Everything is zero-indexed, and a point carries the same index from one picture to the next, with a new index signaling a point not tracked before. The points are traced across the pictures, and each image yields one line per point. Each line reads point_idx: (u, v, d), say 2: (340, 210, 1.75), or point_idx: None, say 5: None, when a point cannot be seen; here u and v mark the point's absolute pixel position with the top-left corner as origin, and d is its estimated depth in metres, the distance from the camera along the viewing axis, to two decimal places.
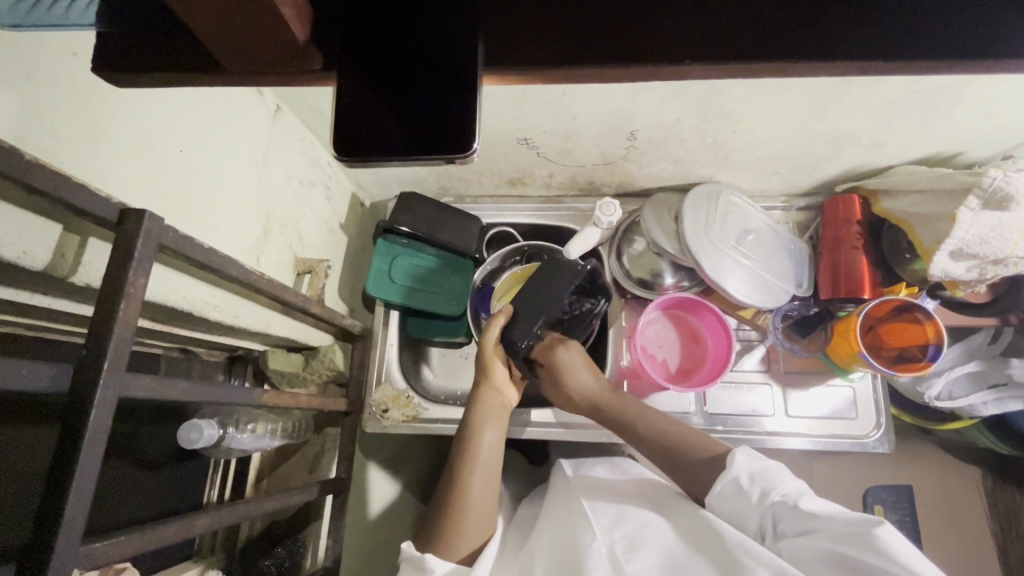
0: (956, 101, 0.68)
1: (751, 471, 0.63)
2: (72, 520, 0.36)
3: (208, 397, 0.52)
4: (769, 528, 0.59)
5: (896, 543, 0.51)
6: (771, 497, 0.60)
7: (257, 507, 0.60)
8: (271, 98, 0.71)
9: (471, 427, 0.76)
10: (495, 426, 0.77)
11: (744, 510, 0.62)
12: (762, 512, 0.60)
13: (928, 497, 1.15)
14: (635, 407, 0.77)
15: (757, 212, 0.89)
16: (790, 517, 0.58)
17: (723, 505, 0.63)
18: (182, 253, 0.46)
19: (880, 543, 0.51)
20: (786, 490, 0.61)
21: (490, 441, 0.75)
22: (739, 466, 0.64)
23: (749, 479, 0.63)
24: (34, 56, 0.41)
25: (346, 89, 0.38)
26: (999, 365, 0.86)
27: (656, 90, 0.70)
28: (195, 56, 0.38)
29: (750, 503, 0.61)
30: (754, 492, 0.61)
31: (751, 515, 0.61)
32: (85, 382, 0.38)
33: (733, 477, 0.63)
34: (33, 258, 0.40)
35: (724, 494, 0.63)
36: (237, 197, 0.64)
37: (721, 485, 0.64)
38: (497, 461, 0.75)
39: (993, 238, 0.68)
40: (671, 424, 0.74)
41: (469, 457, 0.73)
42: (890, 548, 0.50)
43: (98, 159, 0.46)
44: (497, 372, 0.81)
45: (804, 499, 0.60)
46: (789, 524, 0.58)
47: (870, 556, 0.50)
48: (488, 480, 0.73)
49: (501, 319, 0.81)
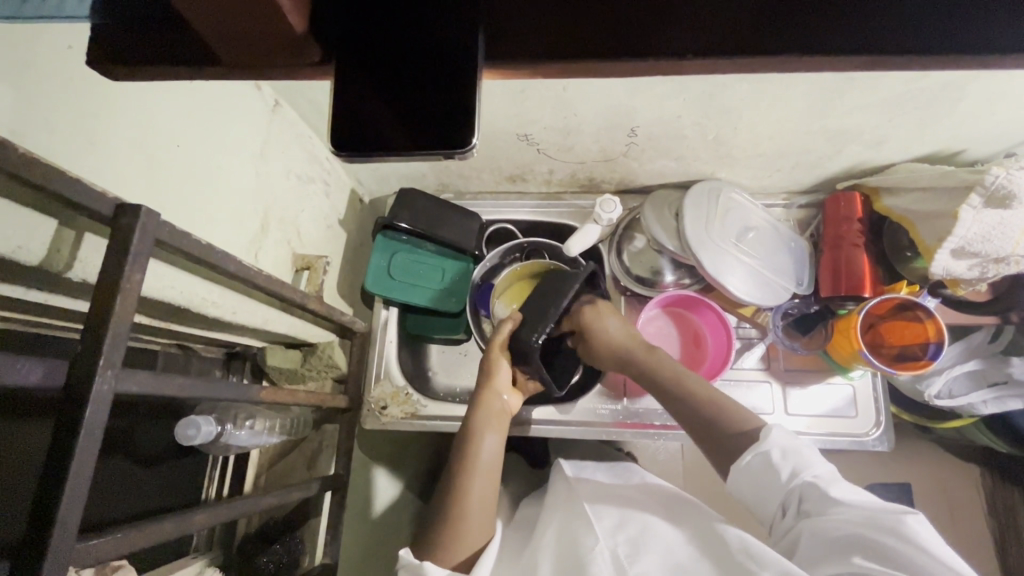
0: (960, 98, 0.68)
1: (784, 447, 0.63)
2: (67, 517, 0.36)
3: (207, 393, 0.51)
4: (793, 506, 0.60)
5: (925, 533, 0.51)
6: (801, 476, 0.60)
7: (255, 503, 0.60)
8: (269, 93, 0.70)
9: (471, 431, 0.75)
10: (496, 431, 0.77)
11: (769, 485, 0.62)
12: (789, 488, 0.60)
13: (927, 495, 1.16)
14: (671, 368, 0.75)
15: (759, 209, 0.89)
16: (816, 495, 0.58)
17: (748, 475, 0.63)
18: (179, 248, 0.46)
19: (909, 533, 0.50)
20: (818, 472, 0.60)
21: (490, 446, 0.75)
22: (772, 441, 0.63)
23: (781, 455, 0.62)
24: (29, 47, 0.40)
25: (344, 83, 0.37)
26: (999, 363, 0.86)
27: (658, 87, 0.69)
28: (190, 49, 0.37)
29: (778, 478, 0.61)
30: (784, 468, 0.61)
31: (776, 491, 0.61)
32: (81, 378, 0.38)
33: (766, 450, 0.63)
34: (29, 252, 0.39)
35: (751, 465, 0.63)
36: (236, 192, 0.64)
37: (751, 456, 0.63)
38: (497, 466, 0.74)
39: (995, 237, 0.67)
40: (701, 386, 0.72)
41: (467, 461, 0.73)
42: (918, 539, 0.50)
43: (95, 153, 0.45)
44: (500, 376, 0.81)
45: (833, 481, 0.59)
46: (814, 503, 0.58)
47: (896, 542, 0.50)
48: (486, 484, 0.72)
49: (508, 325, 0.84)
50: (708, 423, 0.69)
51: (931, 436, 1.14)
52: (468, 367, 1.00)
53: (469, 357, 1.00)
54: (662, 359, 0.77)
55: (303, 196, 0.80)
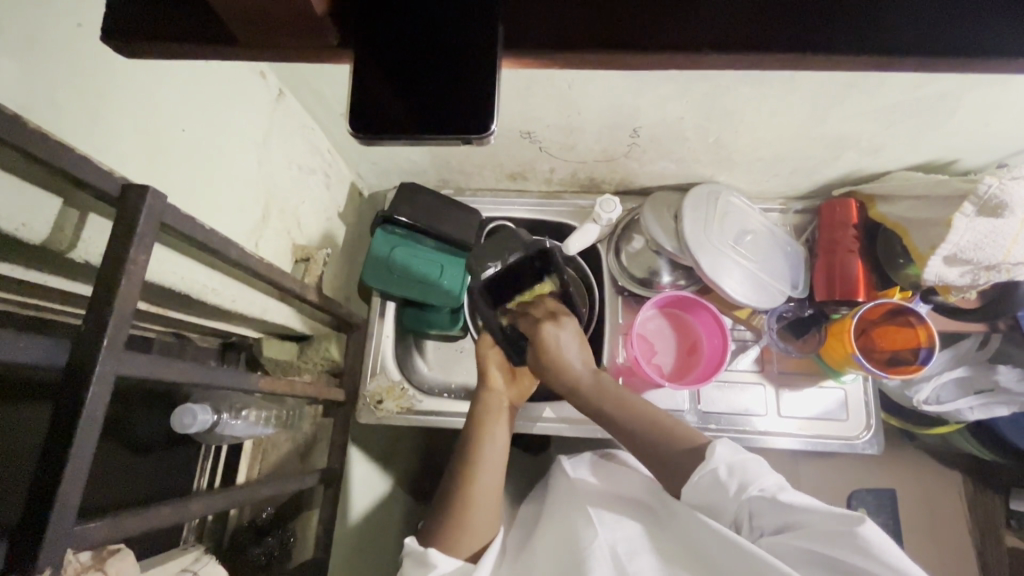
0: (955, 109, 0.69)
1: (730, 462, 0.62)
2: (67, 496, 0.35)
3: (206, 379, 0.51)
4: (746, 522, 0.60)
5: (877, 539, 0.52)
6: (749, 492, 0.60)
7: (250, 493, 0.59)
8: (273, 81, 0.70)
9: (478, 427, 0.77)
10: (503, 423, 0.79)
11: (722, 502, 0.61)
12: (740, 505, 0.60)
13: (913, 501, 1.18)
14: (619, 398, 0.75)
15: (756, 212, 0.90)
16: (768, 510, 0.59)
17: (700, 496, 0.63)
18: (184, 232, 0.46)
19: (863, 544, 0.52)
20: (764, 484, 0.60)
21: (496, 444, 0.76)
22: (718, 458, 0.62)
23: (727, 471, 0.61)
24: (39, 23, 0.40)
25: (359, 70, 0.38)
26: (987, 370, 0.88)
27: (661, 88, 0.70)
28: (203, 29, 0.37)
29: (728, 495, 0.61)
30: (732, 485, 0.61)
31: (729, 508, 0.61)
32: (82, 357, 0.38)
33: (712, 468, 0.62)
34: (32, 231, 0.39)
35: (700, 485, 0.62)
36: (238, 180, 0.64)
37: (700, 476, 0.62)
38: (503, 460, 0.76)
39: (987, 245, 0.69)
40: (655, 415, 0.73)
41: (473, 457, 0.75)
42: (874, 550, 0.52)
43: (100, 131, 0.45)
44: (494, 375, 0.83)
45: (781, 491, 0.60)
46: (766, 518, 0.59)
47: (851, 556, 0.52)
48: (494, 479, 0.74)
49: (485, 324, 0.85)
50: (657, 449, 0.69)
51: (917, 442, 1.16)
52: (463, 363, 1.00)
53: (465, 354, 1.01)
54: (611, 387, 0.76)
55: (304, 187, 0.80)
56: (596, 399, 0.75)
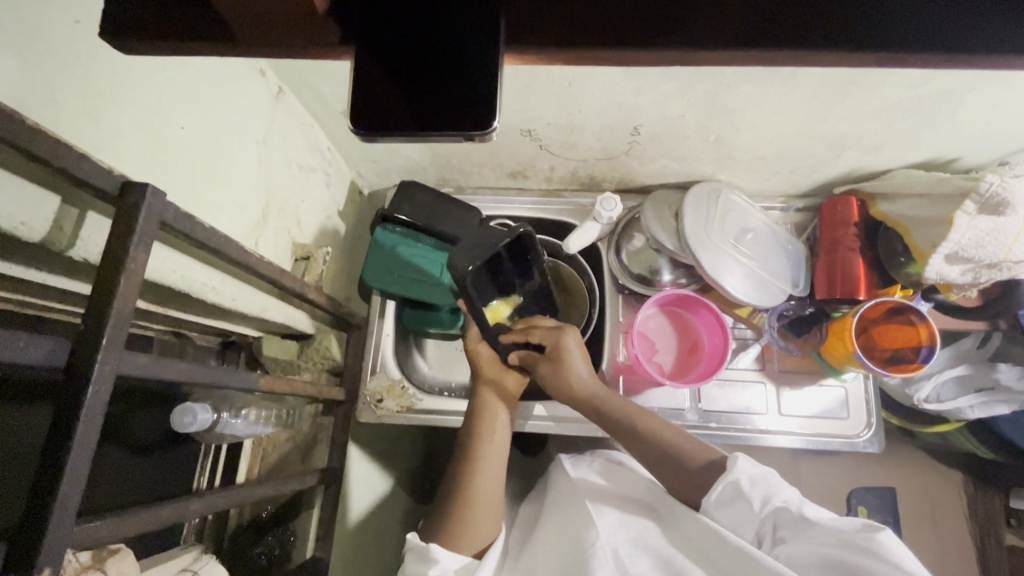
0: (957, 107, 0.69)
1: (752, 474, 0.62)
2: (67, 497, 0.35)
3: (206, 379, 0.50)
4: (768, 535, 0.60)
5: (898, 548, 0.52)
6: (772, 503, 0.60)
7: (251, 493, 0.59)
8: (273, 79, 0.70)
9: (479, 423, 0.77)
10: (503, 417, 0.78)
11: (742, 515, 0.61)
12: (762, 518, 0.60)
13: (913, 499, 1.18)
14: (632, 408, 0.75)
15: (757, 210, 0.90)
16: (790, 522, 0.58)
17: (721, 509, 0.62)
18: (183, 230, 0.45)
19: (884, 551, 0.52)
20: (786, 496, 0.61)
21: (498, 442, 0.76)
22: (739, 469, 0.63)
23: (749, 483, 0.62)
24: (38, 20, 0.39)
25: (360, 67, 0.37)
26: (987, 369, 0.88)
27: (662, 86, 0.70)
28: (203, 26, 0.37)
29: (750, 508, 0.61)
30: (754, 497, 0.61)
31: (750, 521, 0.61)
32: (81, 357, 0.37)
33: (734, 479, 0.62)
34: (30, 229, 0.38)
35: (721, 497, 0.63)
36: (237, 178, 0.63)
37: (721, 487, 0.63)
38: (505, 459, 0.76)
39: (988, 243, 0.69)
40: (665, 426, 0.73)
41: (474, 454, 0.75)
42: (895, 558, 0.51)
43: (98, 129, 0.44)
44: (488, 368, 0.81)
45: (803, 503, 0.60)
46: (788, 530, 0.58)
47: (872, 562, 0.52)
48: (496, 476, 0.74)
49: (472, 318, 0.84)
50: (673, 459, 0.69)
51: (917, 440, 1.16)
52: (463, 362, 1.00)
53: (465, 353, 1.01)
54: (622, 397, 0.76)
55: (303, 186, 0.79)
56: (608, 407, 0.75)
